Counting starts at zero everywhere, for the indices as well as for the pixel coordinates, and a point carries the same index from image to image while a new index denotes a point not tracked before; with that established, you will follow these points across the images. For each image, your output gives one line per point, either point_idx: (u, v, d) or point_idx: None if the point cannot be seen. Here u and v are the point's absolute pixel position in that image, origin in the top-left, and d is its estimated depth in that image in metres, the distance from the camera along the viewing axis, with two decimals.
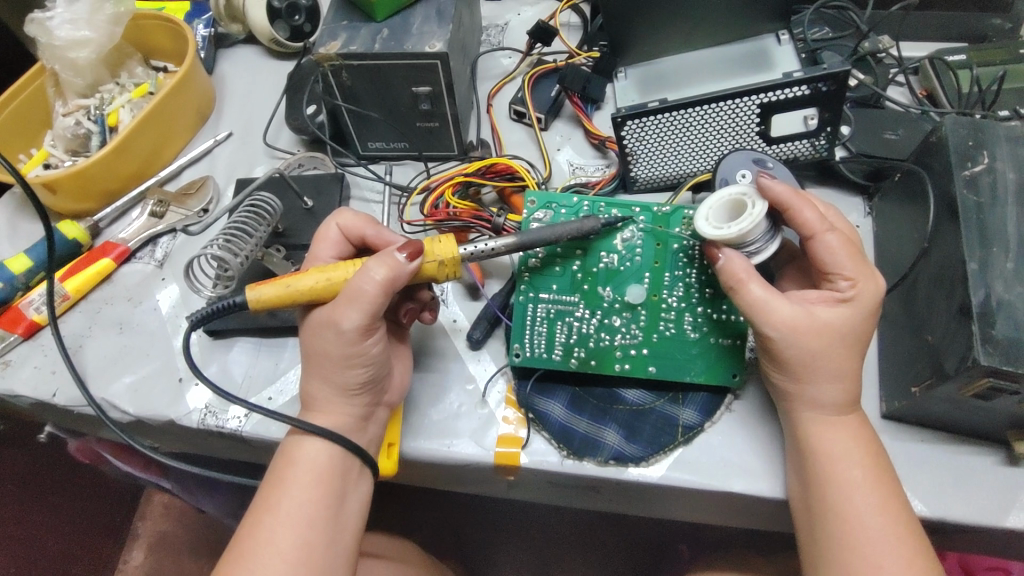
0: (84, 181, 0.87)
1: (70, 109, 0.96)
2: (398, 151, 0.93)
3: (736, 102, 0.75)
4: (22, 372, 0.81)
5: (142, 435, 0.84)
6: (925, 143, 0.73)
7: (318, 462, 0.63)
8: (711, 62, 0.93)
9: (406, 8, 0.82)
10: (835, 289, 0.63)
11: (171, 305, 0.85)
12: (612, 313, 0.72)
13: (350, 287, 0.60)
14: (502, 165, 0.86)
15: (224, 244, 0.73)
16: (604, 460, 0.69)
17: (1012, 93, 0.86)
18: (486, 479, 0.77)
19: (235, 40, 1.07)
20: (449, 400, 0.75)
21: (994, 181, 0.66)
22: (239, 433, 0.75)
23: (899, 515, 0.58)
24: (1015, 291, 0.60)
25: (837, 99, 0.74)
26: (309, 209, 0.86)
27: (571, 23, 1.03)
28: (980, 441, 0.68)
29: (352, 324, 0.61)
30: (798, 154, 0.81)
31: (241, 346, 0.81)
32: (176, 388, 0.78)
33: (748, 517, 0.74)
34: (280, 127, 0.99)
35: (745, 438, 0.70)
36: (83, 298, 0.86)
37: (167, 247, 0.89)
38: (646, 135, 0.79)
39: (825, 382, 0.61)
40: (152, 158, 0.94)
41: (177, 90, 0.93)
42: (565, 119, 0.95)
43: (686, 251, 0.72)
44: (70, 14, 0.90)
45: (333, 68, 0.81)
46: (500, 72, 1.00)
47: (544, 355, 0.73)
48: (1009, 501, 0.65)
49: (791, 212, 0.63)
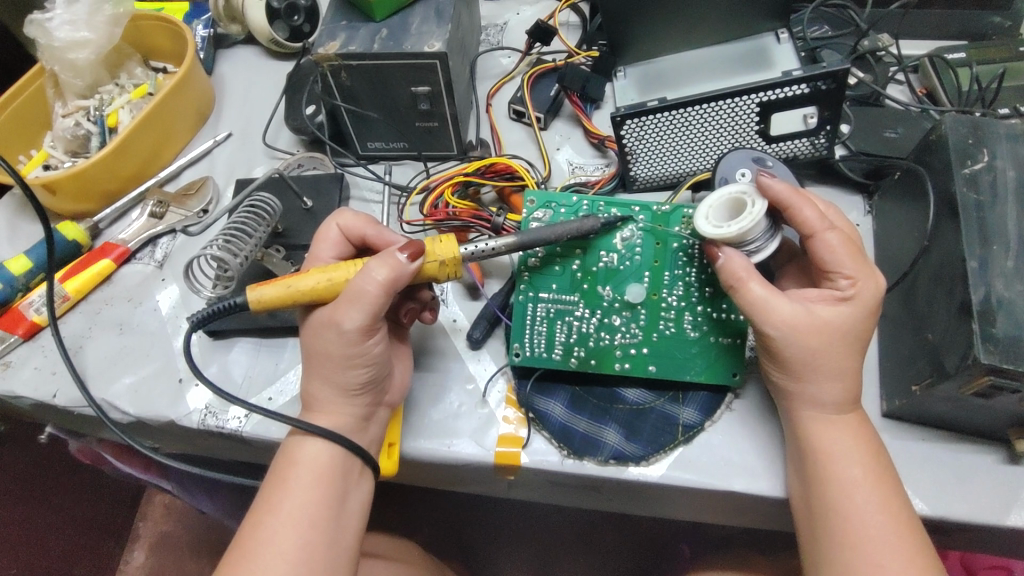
0: (83, 182, 0.87)
1: (70, 110, 0.96)
2: (397, 151, 0.93)
3: (735, 100, 0.75)
4: (22, 374, 0.81)
5: (142, 436, 0.84)
6: (925, 142, 0.73)
7: (319, 462, 0.63)
8: (711, 61, 0.93)
9: (405, 8, 0.82)
10: (835, 288, 0.63)
11: (171, 305, 0.85)
12: (611, 312, 0.72)
13: (352, 287, 0.60)
14: (502, 164, 0.86)
15: (224, 245, 0.73)
16: (605, 459, 0.69)
17: (1013, 91, 0.86)
18: (487, 479, 0.77)
19: (234, 40, 1.07)
20: (449, 400, 0.75)
21: (994, 179, 0.66)
22: (239, 433, 0.75)
23: (900, 513, 0.58)
24: (1015, 289, 0.60)
25: (836, 98, 0.74)
26: (309, 210, 0.86)
27: (570, 22, 1.03)
28: (981, 439, 0.68)
29: (354, 325, 0.61)
30: (798, 152, 0.81)
31: (241, 346, 0.81)
32: (176, 389, 0.78)
33: (749, 516, 0.73)
34: (279, 128, 0.99)
35: (746, 437, 0.70)
36: (83, 300, 0.86)
37: (167, 247, 0.89)
38: (645, 134, 0.79)
39: (825, 381, 0.61)
40: (152, 159, 0.94)
41: (176, 91, 0.93)
42: (564, 119, 0.95)
43: (686, 250, 0.72)
44: (69, 15, 0.90)
45: (332, 68, 0.81)
46: (499, 72, 1.00)
47: (544, 354, 0.73)
48: (1010, 500, 0.65)
49: (791, 211, 0.63)
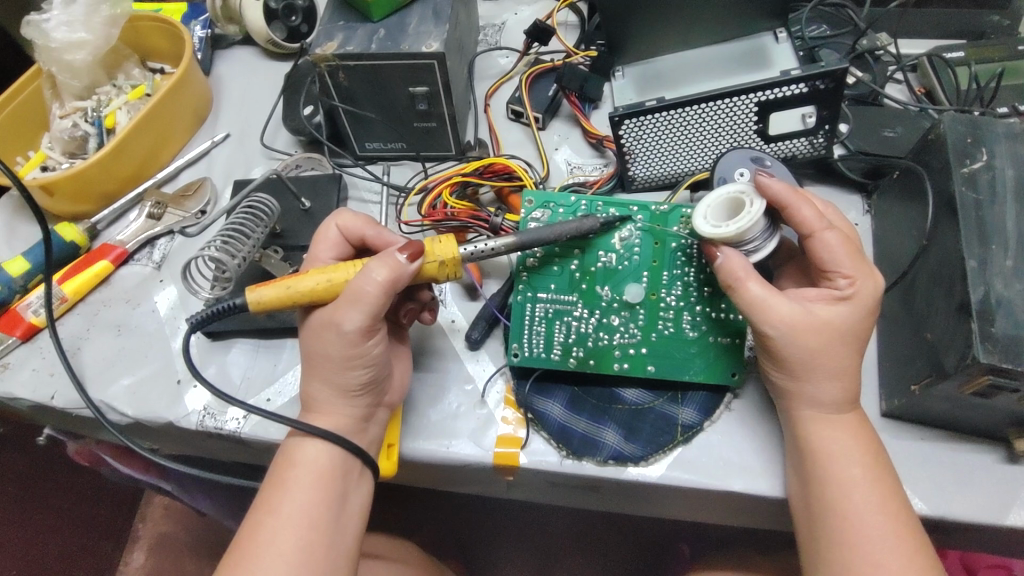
0: (81, 183, 0.86)
1: (67, 112, 0.95)
2: (395, 151, 0.93)
3: (734, 100, 0.75)
4: (20, 375, 0.81)
5: (140, 438, 0.84)
6: (923, 140, 0.73)
7: (318, 464, 0.63)
8: (709, 61, 0.93)
9: (402, 8, 0.82)
10: (834, 287, 0.62)
11: (169, 306, 0.85)
12: (610, 312, 0.72)
13: (351, 288, 0.60)
14: (500, 164, 0.86)
15: (222, 246, 0.73)
16: (604, 459, 0.69)
17: (1011, 90, 0.86)
18: (486, 480, 0.77)
19: (231, 41, 1.07)
20: (448, 400, 0.75)
21: (993, 178, 0.66)
22: (238, 435, 0.75)
23: (900, 513, 0.58)
24: (1014, 288, 0.60)
25: (835, 97, 0.74)
26: (307, 210, 0.86)
27: (569, 22, 1.03)
28: (981, 439, 0.67)
29: (353, 326, 0.61)
30: (797, 151, 0.81)
31: (239, 347, 0.80)
32: (175, 390, 0.78)
33: (748, 516, 0.73)
34: (277, 128, 0.99)
35: (745, 436, 0.70)
36: (81, 301, 0.86)
37: (165, 248, 0.89)
38: (644, 134, 0.79)
39: (825, 381, 0.61)
40: (150, 160, 0.93)
41: (174, 91, 0.93)
42: (562, 119, 0.95)
43: (684, 249, 0.71)
44: (66, 16, 0.90)
45: (330, 69, 0.81)
46: (497, 72, 1.00)
47: (543, 354, 0.73)
48: (1010, 499, 0.64)
49: (790, 210, 0.63)
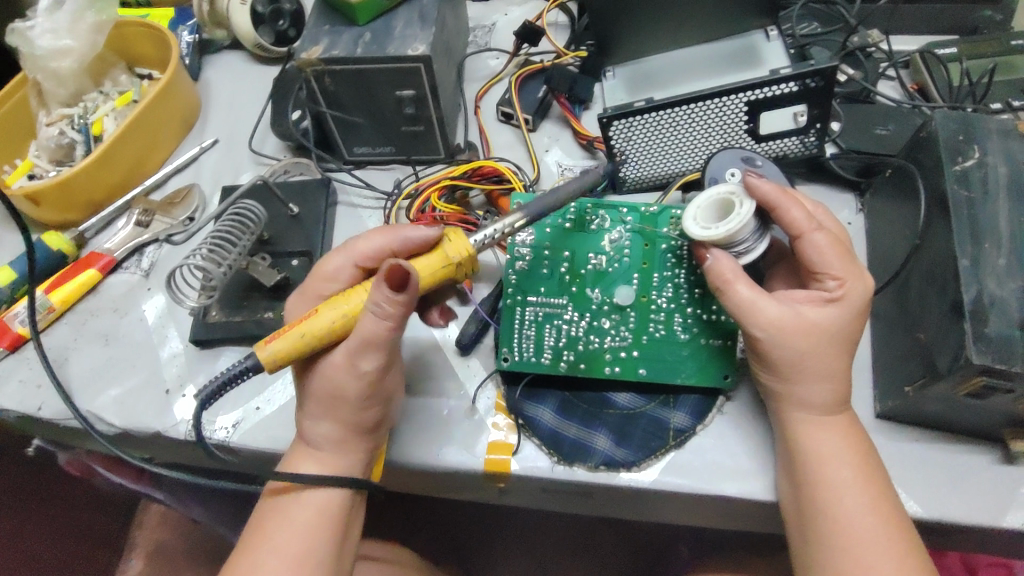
0: (69, 191, 0.86)
1: (54, 119, 0.94)
2: (385, 155, 0.92)
3: (723, 101, 0.74)
4: (8, 386, 0.80)
5: (132, 448, 0.83)
6: (915, 138, 0.72)
7: (324, 509, 0.61)
8: (699, 61, 0.92)
9: (386, 13, 0.81)
10: (823, 289, 0.62)
11: (156, 315, 0.84)
12: (601, 315, 0.72)
13: (366, 330, 0.56)
14: (489, 167, 0.85)
15: (208, 254, 0.73)
16: (595, 465, 0.68)
17: (1003, 85, 0.85)
18: (477, 487, 0.76)
19: (219, 46, 1.07)
20: (438, 407, 0.74)
21: (985, 175, 0.65)
22: (227, 443, 0.75)
23: (890, 514, 0.57)
24: (1007, 287, 0.59)
25: (825, 95, 0.72)
26: (296, 216, 0.86)
27: (558, 22, 1.03)
28: (976, 439, 0.67)
29: (372, 365, 0.59)
30: (788, 150, 0.80)
31: (226, 356, 0.79)
32: (163, 401, 0.78)
33: (740, 519, 0.73)
34: (265, 134, 0.98)
35: (737, 440, 0.69)
36: (69, 310, 0.85)
37: (153, 257, 0.88)
38: (633, 135, 0.78)
39: (814, 383, 0.60)
40: (137, 168, 0.93)
41: (161, 98, 0.92)
42: (552, 120, 0.94)
43: (674, 251, 0.71)
44: (51, 24, 0.89)
45: (316, 73, 0.80)
46: (488, 73, 0.99)
47: (533, 359, 0.72)
48: (1007, 500, 0.64)
49: (779, 211, 0.61)
